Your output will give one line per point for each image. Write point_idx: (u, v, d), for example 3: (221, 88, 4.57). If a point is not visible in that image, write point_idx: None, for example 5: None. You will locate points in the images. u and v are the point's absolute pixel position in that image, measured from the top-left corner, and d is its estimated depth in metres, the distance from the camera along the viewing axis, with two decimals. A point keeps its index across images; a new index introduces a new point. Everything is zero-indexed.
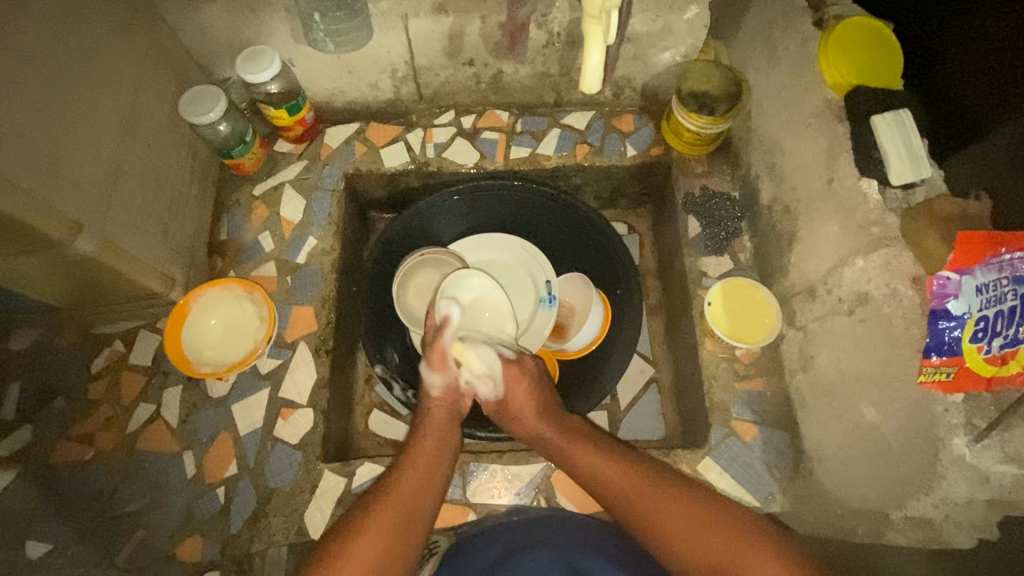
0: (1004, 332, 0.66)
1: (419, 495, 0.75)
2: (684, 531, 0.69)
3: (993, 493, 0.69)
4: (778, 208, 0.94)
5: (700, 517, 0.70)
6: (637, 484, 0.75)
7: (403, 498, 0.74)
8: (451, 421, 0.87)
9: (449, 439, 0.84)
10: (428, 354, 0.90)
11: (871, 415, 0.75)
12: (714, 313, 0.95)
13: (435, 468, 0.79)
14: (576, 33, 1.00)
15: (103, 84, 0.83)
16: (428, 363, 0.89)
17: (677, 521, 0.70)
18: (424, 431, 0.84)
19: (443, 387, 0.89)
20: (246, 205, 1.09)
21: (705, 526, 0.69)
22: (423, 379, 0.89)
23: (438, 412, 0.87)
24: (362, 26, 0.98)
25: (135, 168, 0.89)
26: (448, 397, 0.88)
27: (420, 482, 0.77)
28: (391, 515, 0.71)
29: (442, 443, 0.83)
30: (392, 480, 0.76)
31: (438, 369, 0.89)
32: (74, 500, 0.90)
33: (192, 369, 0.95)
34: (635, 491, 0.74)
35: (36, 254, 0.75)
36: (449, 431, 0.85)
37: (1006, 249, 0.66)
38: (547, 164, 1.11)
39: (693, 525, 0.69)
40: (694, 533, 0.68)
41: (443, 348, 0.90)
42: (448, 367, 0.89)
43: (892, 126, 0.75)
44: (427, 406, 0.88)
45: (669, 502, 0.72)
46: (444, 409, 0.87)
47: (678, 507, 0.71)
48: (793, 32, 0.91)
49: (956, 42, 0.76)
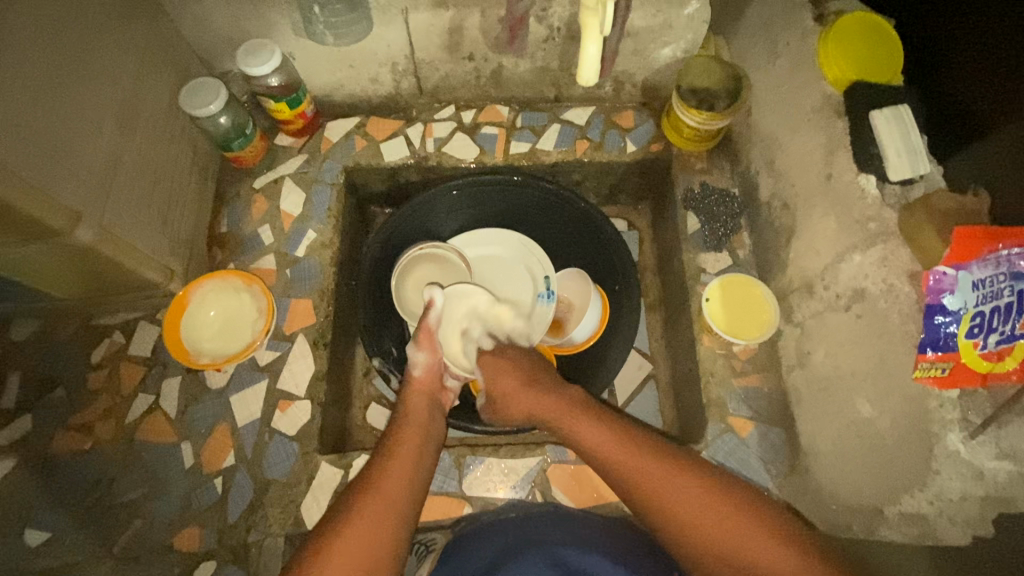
0: (1000, 329, 0.66)
1: (406, 482, 0.76)
2: (683, 506, 0.69)
3: (988, 489, 0.69)
4: (776, 204, 0.94)
5: (695, 493, 0.70)
6: (634, 458, 0.75)
7: (390, 486, 0.74)
8: (432, 409, 0.89)
9: (431, 426, 0.86)
10: (416, 335, 0.94)
11: (866, 412, 0.75)
12: (711, 309, 0.95)
13: (419, 456, 0.80)
14: (575, 28, 1.00)
15: (103, 75, 0.83)
16: (415, 342, 0.93)
17: (677, 497, 0.70)
18: (407, 420, 0.85)
19: (426, 366, 0.92)
20: (247, 198, 1.09)
21: (700, 501, 0.69)
22: (408, 358, 0.93)
23: (418, 400, 0.89)
24: (361, 19, 0.98)
25: (135, 159, 0.89)
26: (429, 380, 0.91)
27: (406, 468, 0.77)
28: (378, 505, 0.72)
29: (424, 431, 0.84)
30: (376, 470, 0.77)
31: (424, 348, 0.93)
32: (72, 489, 0.91)
33: (191, 360, 0.95)
34: (636, 465, 0.74)
35: (36, 244, 0.76)
36: (430, 421, 0.86)
37: (1004, 245, 0.65)
38: (547, 159, 1.11)
39: (686, 500, 0.69)
40: (690, 509, 0.69)
41: (431, 329, 0.94)
42: (434, 346, 0.93)
43: (891, 122, 0.76)
44: (409, 392, 0.90)
45: (666, 476, 0.72)
46: (423, 395, 0.90)
47: (672, 481, 0.71)
48: (794, 28, 0.91)
49: (956, 38, 0.76)
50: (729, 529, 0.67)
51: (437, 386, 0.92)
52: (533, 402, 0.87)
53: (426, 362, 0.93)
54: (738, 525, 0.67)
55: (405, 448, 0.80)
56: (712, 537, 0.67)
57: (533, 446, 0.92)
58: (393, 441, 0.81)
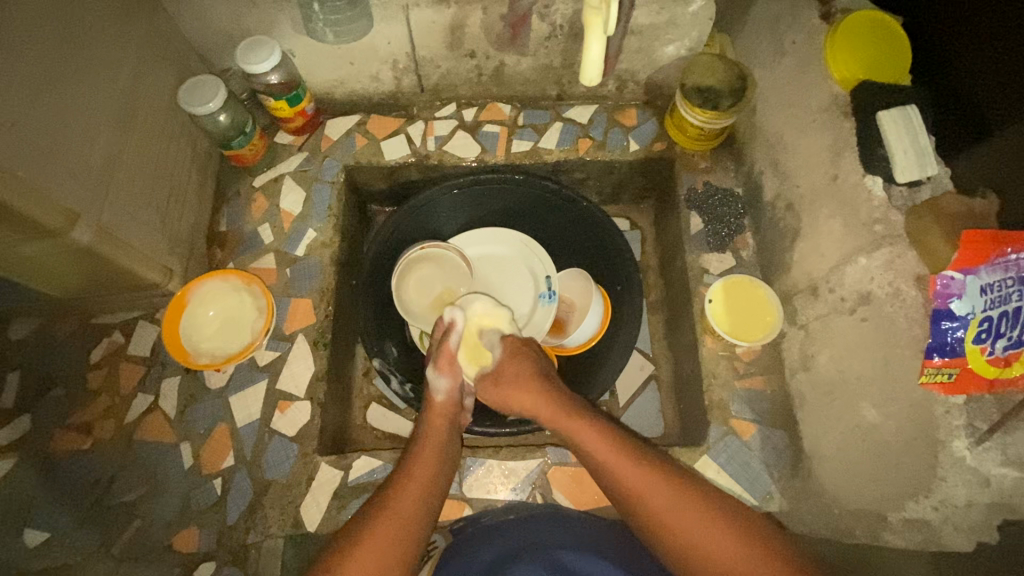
0: (1008, 334, 0.64)
1: (419, 502, 0.75)
2: (666, 511, 0.70)
3: (993, 496, 0.67)
4: (781, 204, 0.93)
5: (683, 503, 0.70)
6: (638, 469, 0.73)
7: (403, 507, 0.74)
8: (451, 431, 0.86)
9: (448, 448, 0.84)
10: (436, 358, 0.92)
11: (871, 416, 0.75)
12: (714, 311, 0.94)
13: (434, 477, 0.79)
14: (578, 25, 0.99)
15: (101, 73, 0.82)
16: (436, 366, 0.91)
17: (662, 504, 0.70)
18: (425, 440, 0.83)
19: (448, 392, 0.90)
20: (247, 196, 1.08)
21: (692, 510, 0.69)
22: (430, 383, 0.91)
23: (440, 422, 0.86)
24: (362, 16, 0.97)
25: (134, 157, 0.88)
26: (450, 405, 0.89)
27: (420, 489, 0.76)
28: (388, 525, 0.71)
29: (441, 453, 0.82)
30: (391, 491, 0.76)
31: (445, 372, 0.91)
32: (72, 489, 0.91)
33: (190, 360, 0.94)
34: (626, 473, 0.74)
35: (31, 244, 0.75)
36: (449, 443, 0.84)
37: (1012, 249, 0.64)
38: (549, 158, 1.10)
39: (668, 505, 0.70)
40: (687, 521, 0.69)
41: (450, 352, 0.92)
42: (455, 370, 0.91)
43: (898, 123, 0.74)
44: (430, 413, 0.87)
45: (655, 484, 0.72)
46: (443, 418, 0.87)
47: (657, 486, 0.71)
48: (801, 26, 0.90)
49: (964, 39, 0.75)
50: (715, 538, 0.67)
51: (458, 410, 0.90)
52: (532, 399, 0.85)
53: (447, 387, 0.90)
54: (729, 537, 0.67)
55: (421, 470, 0.78)
56: (702, 545, 0.67)
57: (534, 448, 0.91)
58: (410, 462, 0.80)
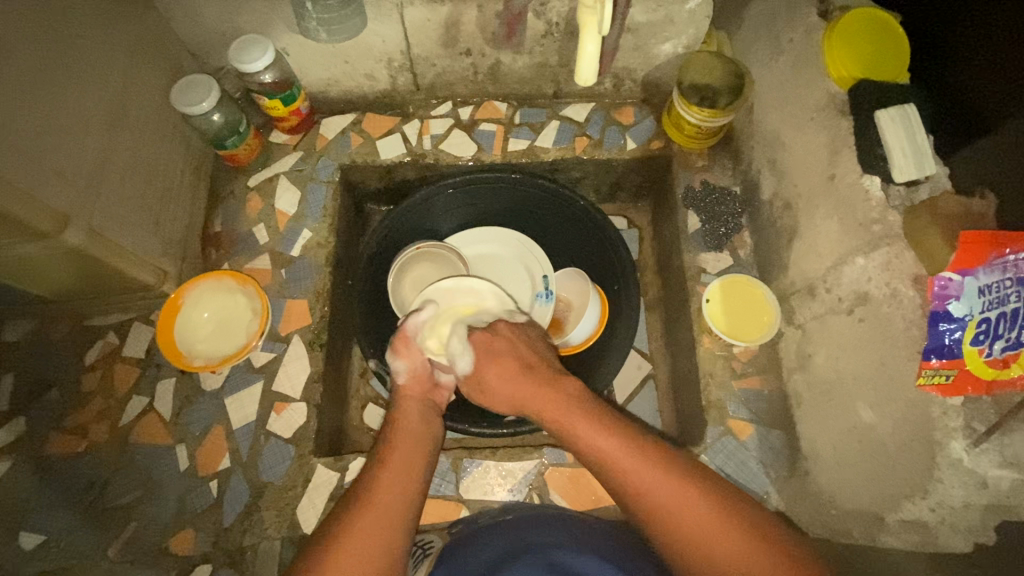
0: (1006, 335, 0.63)
1: (404, 481, 0.74)
2: (665, 496, 0.67)
3: (991, 497, 0.67)
4: (778, 203, 0.92)
5: (668, 481, 0.68)
6: (635, 460, 0.70)
7: (387, 491, 0.73)
8: (426, 411, 0.86)
9: (424, 430, 0.83)
10: (393, 344, 0.90)
11: (868, 417, 0.74)
12: (711, 311, 0.94)
13: (415, 462, 0.78)
14: (574, 22, 0.98)
15: (90, 74, 0.81)
16: (392, 350, 0.89)
17: (670, 496, 0.67)
18: (400, 426, 0.82)
19: (410, 372, 0.88)
20: (241, 196, 1.07)
21: (697, 501, 0.66)
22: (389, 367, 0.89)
23: (411, 403, 0.86)
24: (354, 14, 0.96)
25: (125, 159, 0.87)
26: (418, 385, 0.88)
27: (401, 471, 0.75)
28: (378, 509, 0.70)
29: (419, 434, 0.82)
30: (372, 476, 0.75)
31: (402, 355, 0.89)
32: (67, 492, 0.90)
33: (185, 363, 0.94)
34: (626, 461, 0.70)
35: (20, 246, 0.74)
36: (426, 427, 0.83)
37: (1012, 250, 0.63)
38: (546, 156, 1.09)
39: (670, 493, 0.67)
40: (699, 520, 0.65)
41: (408, 336, 0.91)
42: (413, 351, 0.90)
43: (896, 122, 0.74)
44: (399, 397, 0.87)
45: (660, 477, 0.68)
46: (414, 399, 0.86)
47: (658, 476, 0.68)
48: (798, 23, 0.89)
49: (965, 40, 0.74)
50: (723, 531, 0.65)
51: (427, 387, 0.89)
52: (506, 384, 0.82)
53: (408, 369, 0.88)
54: (737, 535, 0.64)
55: (398, 454, 0.78)
56: (716, 542, 0.64)
57: (531, 448, 0.91)
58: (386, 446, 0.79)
